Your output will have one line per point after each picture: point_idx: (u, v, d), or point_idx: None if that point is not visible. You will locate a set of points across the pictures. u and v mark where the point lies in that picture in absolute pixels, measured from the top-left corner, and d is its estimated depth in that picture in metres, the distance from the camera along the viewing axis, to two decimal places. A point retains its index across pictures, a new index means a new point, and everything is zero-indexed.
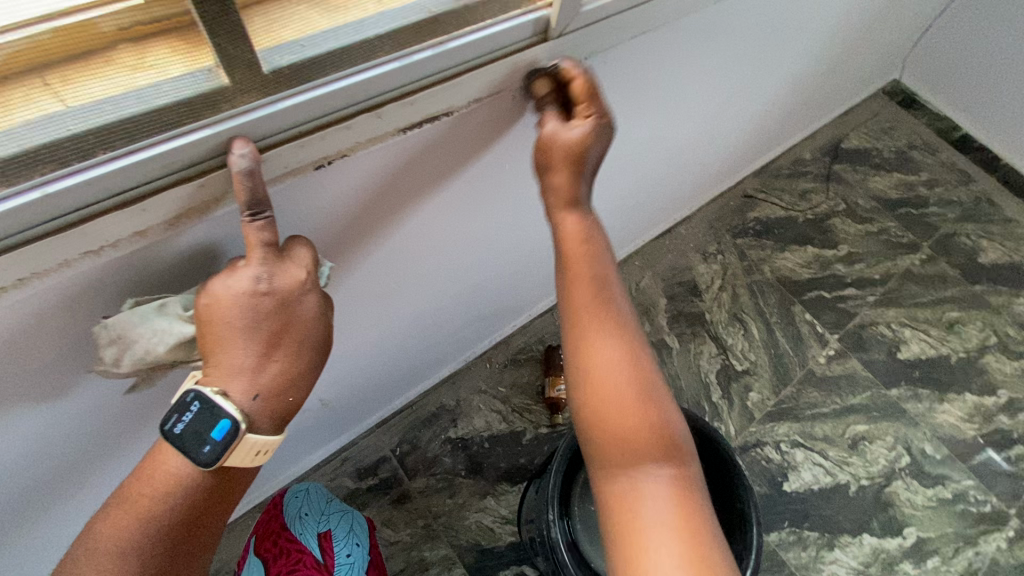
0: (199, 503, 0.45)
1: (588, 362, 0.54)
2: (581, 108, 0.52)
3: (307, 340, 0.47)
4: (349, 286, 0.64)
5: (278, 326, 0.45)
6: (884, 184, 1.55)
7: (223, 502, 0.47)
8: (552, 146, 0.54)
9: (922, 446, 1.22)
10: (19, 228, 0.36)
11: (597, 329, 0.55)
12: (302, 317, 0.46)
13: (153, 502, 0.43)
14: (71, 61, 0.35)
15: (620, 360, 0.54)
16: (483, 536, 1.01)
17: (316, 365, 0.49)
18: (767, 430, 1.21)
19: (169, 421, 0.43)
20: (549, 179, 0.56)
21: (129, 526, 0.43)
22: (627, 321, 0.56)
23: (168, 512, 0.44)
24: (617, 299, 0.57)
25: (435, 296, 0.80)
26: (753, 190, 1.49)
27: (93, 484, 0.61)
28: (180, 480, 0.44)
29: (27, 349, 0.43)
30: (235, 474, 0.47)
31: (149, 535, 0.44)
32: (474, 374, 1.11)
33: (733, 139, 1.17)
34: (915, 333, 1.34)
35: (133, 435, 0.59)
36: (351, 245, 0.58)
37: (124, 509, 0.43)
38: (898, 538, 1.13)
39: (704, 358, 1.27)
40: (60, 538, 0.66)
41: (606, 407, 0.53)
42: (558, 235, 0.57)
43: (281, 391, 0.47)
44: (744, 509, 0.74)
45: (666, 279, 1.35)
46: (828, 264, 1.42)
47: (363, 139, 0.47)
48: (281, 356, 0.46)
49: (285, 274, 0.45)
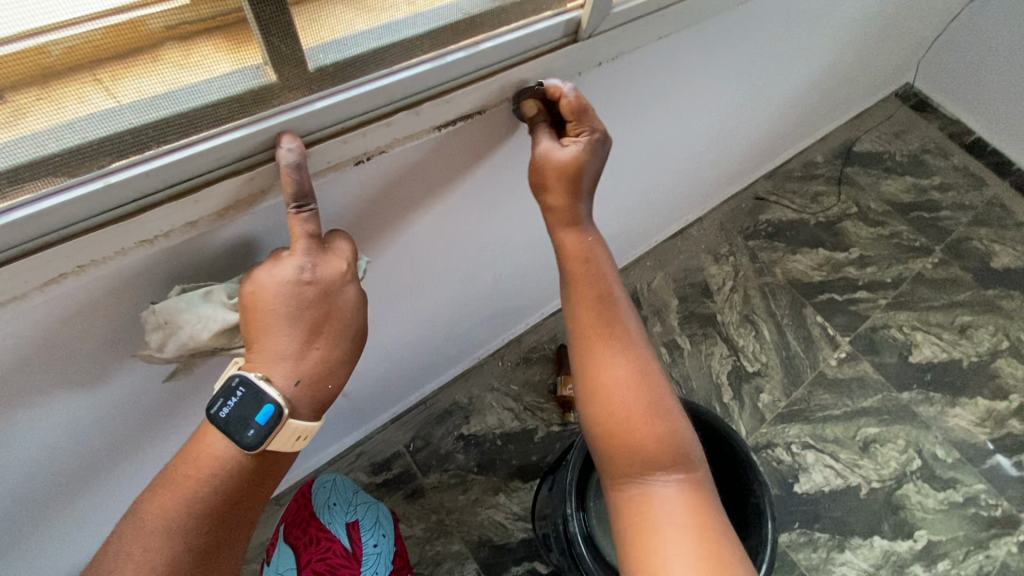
0: (240, 487, 0.46)
1: (597, 376, 0.55)
2: (572, 126, 0.53)
3: (347, 330, 0.48)
4: (374, 279, 0.65)
5: (320, 315, 0.46)
6: (897, 187, 1.55)
7: (261, 487, 0.48)
8: (546, 167, 0.53)
9: (933, 450, 1.22)
10: (82, 217, 0.38)
11: (602, 344, 0.55)
12: (342, 307, 0.47)
13: (199, 483, 0.45)
14: (120, 59, 0.36)
15: (627, 372, 0.54)
16: (496, 532, 1.02)
17: (353, 355, 0.50)
18: (778, 431, 1.21)
19: (215, 404, 0.45)
20: (546, 198, 0.56)
21: (173, 507, 0.44)
22: (632, 333, 0.57)
23: (210, 494, 0.45)
24: (623, 312, 0.57)
25: (453, 292, 0.81)
26: (764, 193, 1.50)
27: (127, 472, 0.63)
28: (226, 461, 0.45)
29: (77, 338, 0.44)
30: (275, 459, 0.48)
31: (192, 516, 0.45)
32: (487, 372, 1.12)
33: (747, 141, 1.18)
34: (927, 336, 1.34)
35: (166, 426, 0.60)
36: (377, 240, 0.60)
37: (169, 489, 0.44)
38: (909, 541, 1.13)
39: (715, 359, 1.28)
40: (89, 526, 0.67)
41: (615, 417, 0.53)
42: (560, 254, 0.57)
43: (321, 379, 0.48)
44: (759, 504, 0.75)
45: (678, 280, 1.35)
46: (839, 267, 1.42)
47: (401, 136, 0.49)
48: (322, 344, 0.47)
49: (328, 265, 0.46)
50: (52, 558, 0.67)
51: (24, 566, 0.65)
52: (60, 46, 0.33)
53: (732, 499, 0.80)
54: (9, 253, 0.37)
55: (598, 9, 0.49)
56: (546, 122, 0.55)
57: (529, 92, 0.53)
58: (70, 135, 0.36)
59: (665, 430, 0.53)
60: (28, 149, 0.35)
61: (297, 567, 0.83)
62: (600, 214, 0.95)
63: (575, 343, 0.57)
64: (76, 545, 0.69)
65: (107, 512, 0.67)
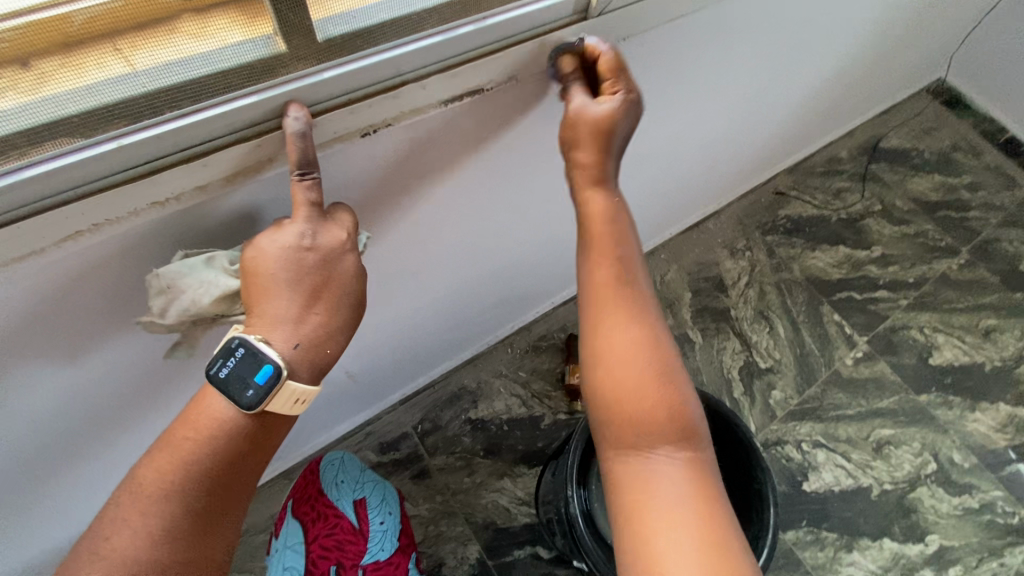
0: (235, 451, 0.47)
1: (610, 342, 0.54)
2: (609, 83, 0.52)
3: (346, 298, 0.49)
4: (385, 254, 0.66)
5: (320, 281, 0.48)
6: (924, 186, 1.51)
7: (258, 452, 0.49)
8: (578, 121, 0.53)
9: (950, 454, 1.19)
10: (95, 176, 0.40)
11: (620, 310, 0.54)
12: (342, 274, 0.49)
13: (194, 446, 0.46)
14: (139, 30, 0.37)
15: (642, 344, 0.54)
16: (499, 515, 1.03)
17: (353, 323, 0.51)
18: (789, 428, 1.20)
19: (215, 365, 0.46)
20: (576, 154, 0.55)
21: (167, 470, 0.46)
22: (648, 303, 0.56)
23: (206, 457, 0.46)
24: (637, 279, 0.56)
25: (464, 272, 0.82)
26: (786, 188, 1.47)
27: (138, 430, 0.65)
28: (222, 422, 0.47)
29: (91, 295, 0.46)
30: (274, 422, 0.49)
31: (188, 481, 0.46)
32: (495, 358, 1.13)
33: (766, 133, 1.16)
34: (948, 339, 1.31)
35: (174, 384, 0.63)
36: (388, 216, 0.61)
37: (166, 453, 0.46)
38: (919, 545, 1.11)
39: (727, 353, 1.26)
40: (101, 485, 0.70)
41: (625, 386, 0.52)
42: (585, 212, 0.56)
43: (320, 343, 0.49)
44: (762, 490, 0.75)
45: (692, 273, 1.34)
46: (860, 264, 1.39)
47: (407, 110, 0.49)
48: (321, 309, 0.48)
49: (329, 233, 0.48)
50: (66, 514, 0.70)
51: (43, 521, 0.68)
52: (82, 14, 0.35)
53: (734, 485, 0.79)
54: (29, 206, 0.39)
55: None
56: (582, 80, 0.54)
57: (567, 49, 0.53)
58: (90, 96, 0.37)
59: (672, 403, 0.53)
60: (51, 109, 0.37)
61: (305, 541, 0.85)
62: (616, 201, 0.95)
63: (587, 309, 0.56)
64: (89, 503, 0.71)
65: (118, 470, 0.69)
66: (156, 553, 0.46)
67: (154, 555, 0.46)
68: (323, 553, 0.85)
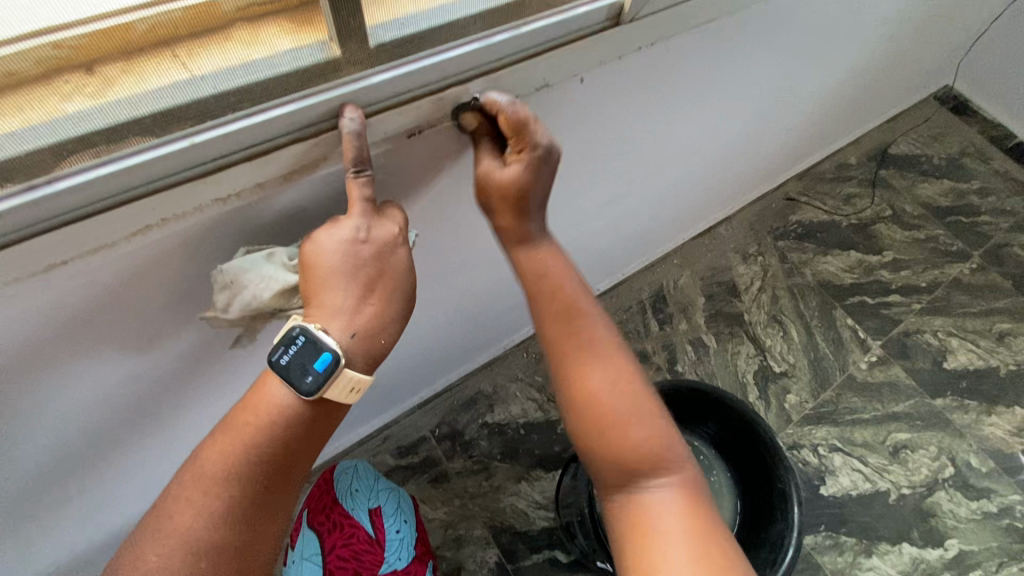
0: (296, 433, 0.49)
1: (570, 387, 0.54)
2: (514, 142, 0.51)
3: (399, 290, 0.51)
4: (419, 253, 0.68)
5: (373, 272, 0.49)
6: (933, 191, 1.57)
7: (313, 439, 0.51)
8: (488, 187, 0.53)
9: (967, 458, 1.19)
10: (167, 173, 0.42)
11: (573, 355, 0.55)
12: (395, 267, 0.50)
13: (256, 430, 0.47)
14: (197, 38, 0.39)
15: (600, 383, 0.54)
16: (518, 519, 1.03)
17: (404, 314, 0.52)
18: (805, 432, 1.19)
19: (276, 352, 0.47)
20: (496, 220, 0.56)
21: (229, 452, 0.47)
22: (603, 341, 0.56)
23: (267, 440, 0.48)
24: (592, 318, 0.57)
25: (486, 274, 0.84)
26: (795, 194, 1.51)
27: (177, 429, 0.67)
28: (284, 407, 0.48)
29: (147, 289, 0.48)
30: (330, 408, 0.50)
31: (250, 462, 0.47)
32: (512, 362, 1.14)
33: (779, 141, 1.19)
34: (962, 343, 1.34)
35: (215, 385, 0.65)
36: (419, 214, 0.62)
37: (228, 436, 0.47)
38: (939, 549, 1.10)
39: (742, 358, 1.26)
40: (133, 482, 0.71)
41: (597, 421, 0.53)
42: (521, 272, 0.56)
43: (374, 333, 0.50)
44: (785, 490, 0.75)
45: (705, 278, 1.35)
46: (871, 270, 1.43)
47: (450, 111, 0.51)
48: (375, 300, 0.50)
49: (381, 228, 0.50)
50: (102, 513, 0.72)
51: (84, 516, 0.70)
52: (145, 23, 0.37)
53: (757, 485, 0.79)
54: (108, 202, 0.41)
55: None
56: (490, 136, 0.54)
57: (468, 106, 0.51)
58: (162, 98, 0.40)
59: (651, 429, 0.53)
60: (125, 111, 0.39)
61: (322, 553, 0.85)
62: (637, 203, 0.97)
63: (547, 359, 0.57)
64: (123, 501, 0.73)
65: (156, 466, 0.72)
66: (215, 534, 0.47)
67: (215, 536, 0.47)
68: (341, 564, 0.84)
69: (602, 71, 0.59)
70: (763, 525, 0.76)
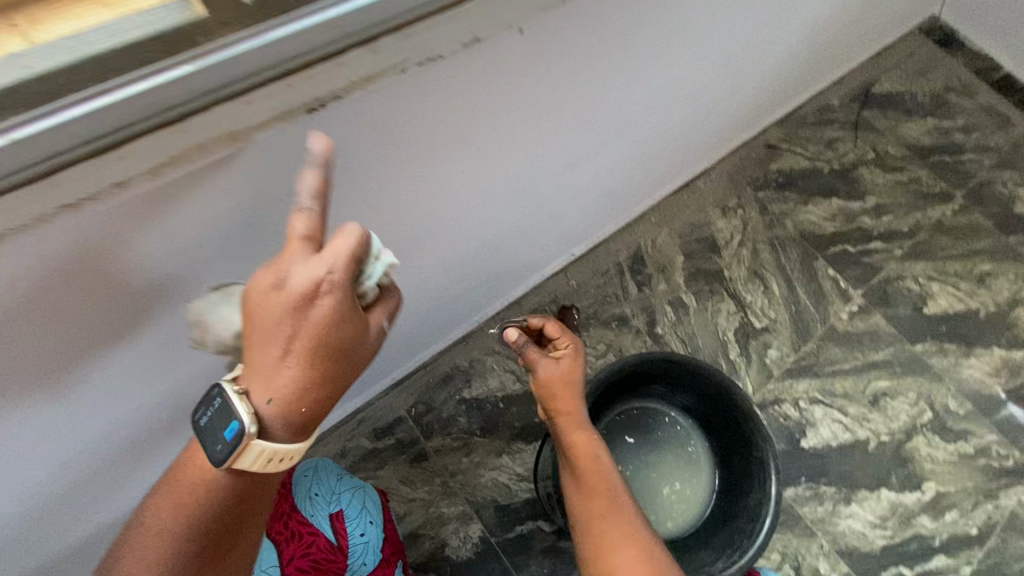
0: (224, 500, 0.52)
1: (593, 526, 0.69)
2: (557, 344, 0.80)
3: (316, 348, 0.48)
4: (368, 230, 0.66)
5: (290, 329, 0.47)
6: (918, 130, 1.52)
7: (249, 500, 0.54)
8: (548, 375, 0.76)
9: (946, 402, 1.20)
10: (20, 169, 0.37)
11: (596, 503, 0.71)
12: (312, 320, 0.47)
13: (188, 496, 0.52)
14: (44, 7, 0.39)
15: (617, 534, 0.68)
16: (500, 493, 1.02)
17: (329, 372, 0.49)
18: (786, 387, 1.18)
19: (199, 413, 0.51)
20: (556, 401, 0.76)
21: (166, 514, 0.52)
22: (620, 498, 0.71)
23: (198, 503, 0.52)
24: (615, 482, 0.73)
25: (448, 251, 0.80)
26: (777, 140, 1.46)
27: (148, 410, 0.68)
28: (206, 476, 0.52)
29: (48, 285, 0.46)
30: (257, 476, 0.53)
31: (182, 525, 0.52)
32: (487, 336, 1.10)
33: (755, 87, 1.13)
34: (943, 287, 1.32)
35: (182, 365, 0.66)
36: (362, 190, 0.60)
37: (166, 498, 0.52)
38: (916, 493, 1.11)
39: (722, 316, 1.23)
40: (86, 479, 0.71)
41: (608, 562, 0.66)
42: (563, 437, 0.76)
43: (290, 400, 0.49)
44: (762, 457, 0.74)
45: (684, 236, 1.31)
46: (853, 217, 1.39)
47: (360, 75, 0.46)
48: (292, 363, 0.48)
49: (303, 276, 0.46)
50: (55, 517, 0.71)
51: (30, 523, 0.69)
52: None
53: (736, 452, 0.80)
54: None
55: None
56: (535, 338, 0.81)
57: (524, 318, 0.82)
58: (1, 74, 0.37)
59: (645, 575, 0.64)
60: None
61: (280, 563, 0.83)
62: (609, 163, 0.93)
63: (576, 504, 0.73)
64: (75, 503, 0.72)
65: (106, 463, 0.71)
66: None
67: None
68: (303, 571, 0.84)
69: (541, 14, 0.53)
70: (744, 492, 0.77)
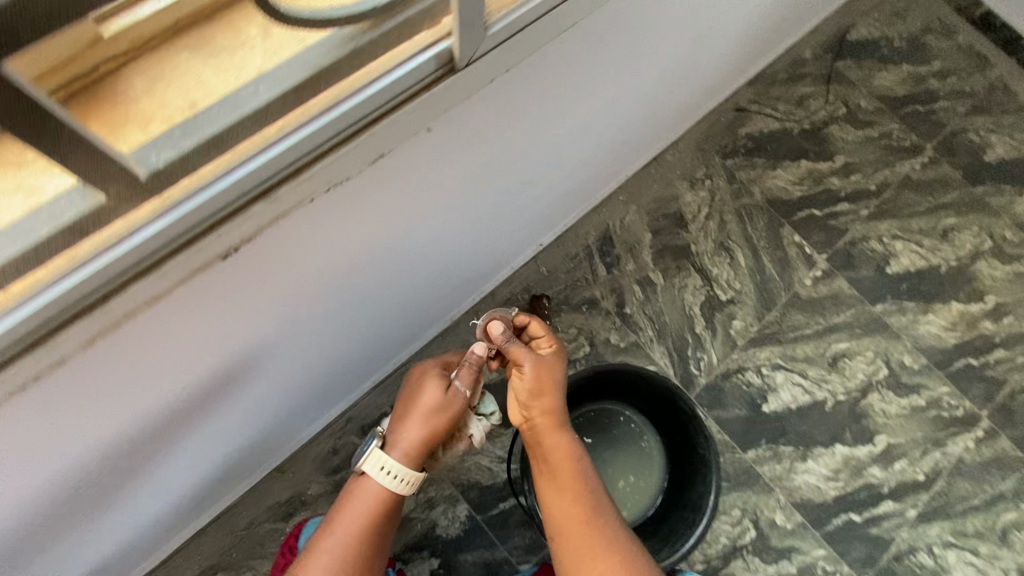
0: (374, 518, 0.70)
1: (578, 537, 0.69)
2: (539, 344, 0.76)
3: (418, 393, 0.71)
4: (328, 280, 0.71)
5: (409, 386, 0.73)
6: (892, 80, 1.51)
7: (385, 523, 0.72)
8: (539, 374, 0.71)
9: (901, 358, 1.27)
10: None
11: (582, 516, 0.70)
12: (422, 378, 0.72)
13: (352, 514, 0.69)
14: None
15: (602, 542, 0.69)
16: (483, 475, 1.11)
17: (424, 408, 0.70)
18: (749, 355, 1.24)
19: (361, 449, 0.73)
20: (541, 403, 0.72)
21: (336, 532, 0.68)
22: (603, 504, 0.71)
23: (358, 519, 0.69)
24: (598, 488, 0.72)
25: (411, 275, 0.87)
26: (746, 103, 1.44)
27: (151, 473, 0.77)
28: (369, 495, 0.70)
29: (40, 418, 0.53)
30: (394, 499, 0.71)
31: (343, 539, 0.68)
32: (462, 329, 1.17)
33: (711, 62, 1.13)
34: (906, 245, 1.36)
35: (172, 434, 0.73)
36: (320, 254, 0.65)
37: (339, 519, 0.69)
38: (868, 446, 1.20)
39: (689, 291, 1.27)
40: (104, 528, 0.80)
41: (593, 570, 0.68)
42: (549, 446, 0.72)
43: (400, 425, 0.70)
44: (707, 457, 0.84)
45: (651, 212, 1.32)
46: (821, 179, 1.40)
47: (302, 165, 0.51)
48: (405, 404, 0.71)
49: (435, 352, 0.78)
50: (77, 555, 0.81)
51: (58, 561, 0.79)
52: None
53: (681, 452, 0.90)
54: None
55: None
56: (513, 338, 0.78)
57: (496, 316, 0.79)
58: None
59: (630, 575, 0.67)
60: None
61: None
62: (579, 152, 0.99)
63: (558, 515, 0.71)
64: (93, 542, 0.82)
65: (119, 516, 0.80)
66: None
67: None
68: None
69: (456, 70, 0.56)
70: (688, 486, 0.88)
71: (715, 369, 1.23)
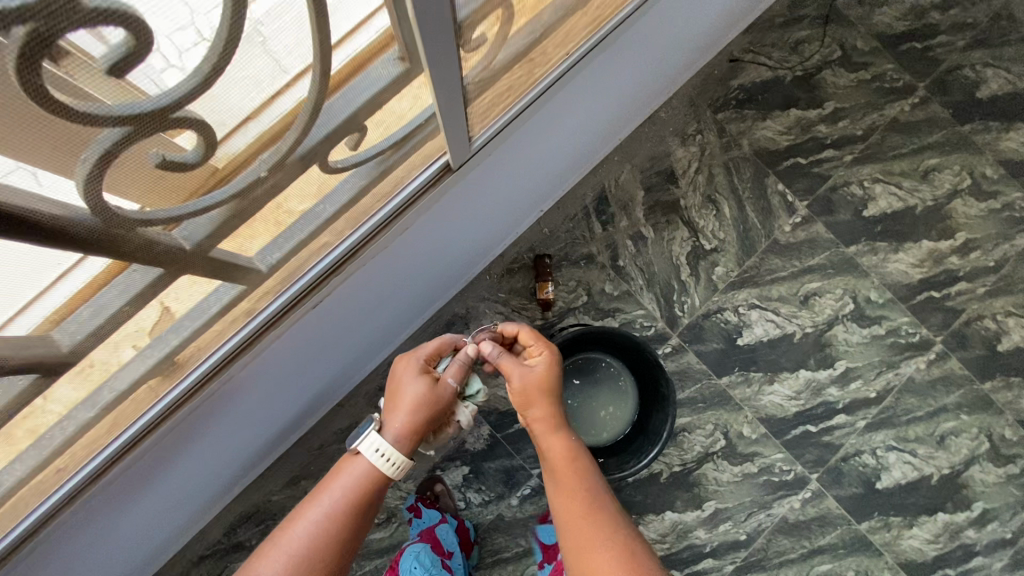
0: (354, 496, 0.81)
1: (570, 503, 0.84)
2: (530, 351, 0.93)
3: (414, 386, 0.85)
4: (370, 270, 0.94)
5: (404, 380, 0.87)
6: (893, 15, 1.51)
7: (365, 505, 0.82)
8: (534, 378, 0.89)
9: (868, 294, 1.43)
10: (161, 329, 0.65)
11: (572, 485, 0.85)
12: (416, 373, 0.86)
13: (331, 491, 0.80)
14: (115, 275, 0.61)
15: (587, 504, 0.84)
16: (501, 403, 1.38)
17: (419, 397, 0.85)
18: (728, 297, 1.42)
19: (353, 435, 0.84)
20: (535, 407, 0.89)
21: (315, 505, 0.80)
22: (591, 476, 0.87)
23: (339, 495, 0.80)
24: (587, 463, 0.88)
25: (432, 254, 1.08)
26: (740, 52, 1.49)
27: (262, 412, 1.06)
28: (352, 475, 0.81)
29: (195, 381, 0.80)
30: (371, 480, 0.82)
31: (324, 511, 0.79)
32: (478, 285, 1.38)
33: (693, 31, 1.22)
34: (886, 188, 1.46)
35: (271, 387, 1.00)
36: (362, 253, 0.87)
37: (318, 495, 0.80)
38: (828, 369, 1.41)
39: (676, 243, 1.44)
40: (237, 451, 1.12)
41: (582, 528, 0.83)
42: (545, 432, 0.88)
43: (397, 410, 0.84)
44: (667, 392, 1.09)
45: (644, 170, 1.45)
46: (809, 126, 1.47)
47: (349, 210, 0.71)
48: (402, 394, 0.85)
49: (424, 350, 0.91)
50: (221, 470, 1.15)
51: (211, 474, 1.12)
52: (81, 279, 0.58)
53: (649, 389, 1.15)
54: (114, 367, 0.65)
55: (455, 72, 0.63)
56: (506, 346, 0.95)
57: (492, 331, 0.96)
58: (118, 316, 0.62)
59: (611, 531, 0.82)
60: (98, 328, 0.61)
61: None
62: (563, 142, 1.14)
63: (554, 483, 0.87)
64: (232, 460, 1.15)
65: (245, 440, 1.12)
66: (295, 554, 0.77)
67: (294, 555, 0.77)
68: None
69: (451, 120, 0.71)
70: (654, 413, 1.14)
71: (697, 310, 1.42)
